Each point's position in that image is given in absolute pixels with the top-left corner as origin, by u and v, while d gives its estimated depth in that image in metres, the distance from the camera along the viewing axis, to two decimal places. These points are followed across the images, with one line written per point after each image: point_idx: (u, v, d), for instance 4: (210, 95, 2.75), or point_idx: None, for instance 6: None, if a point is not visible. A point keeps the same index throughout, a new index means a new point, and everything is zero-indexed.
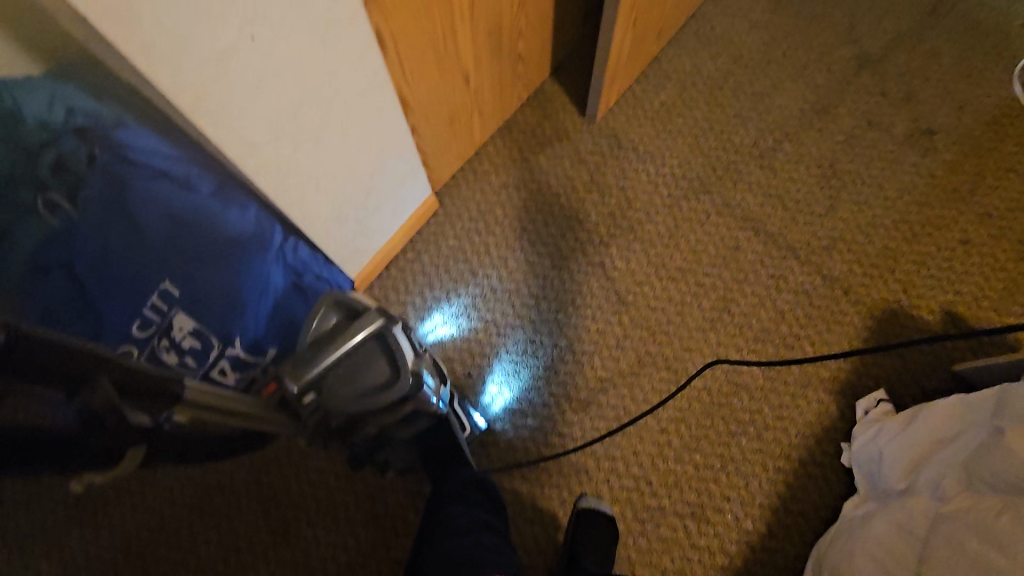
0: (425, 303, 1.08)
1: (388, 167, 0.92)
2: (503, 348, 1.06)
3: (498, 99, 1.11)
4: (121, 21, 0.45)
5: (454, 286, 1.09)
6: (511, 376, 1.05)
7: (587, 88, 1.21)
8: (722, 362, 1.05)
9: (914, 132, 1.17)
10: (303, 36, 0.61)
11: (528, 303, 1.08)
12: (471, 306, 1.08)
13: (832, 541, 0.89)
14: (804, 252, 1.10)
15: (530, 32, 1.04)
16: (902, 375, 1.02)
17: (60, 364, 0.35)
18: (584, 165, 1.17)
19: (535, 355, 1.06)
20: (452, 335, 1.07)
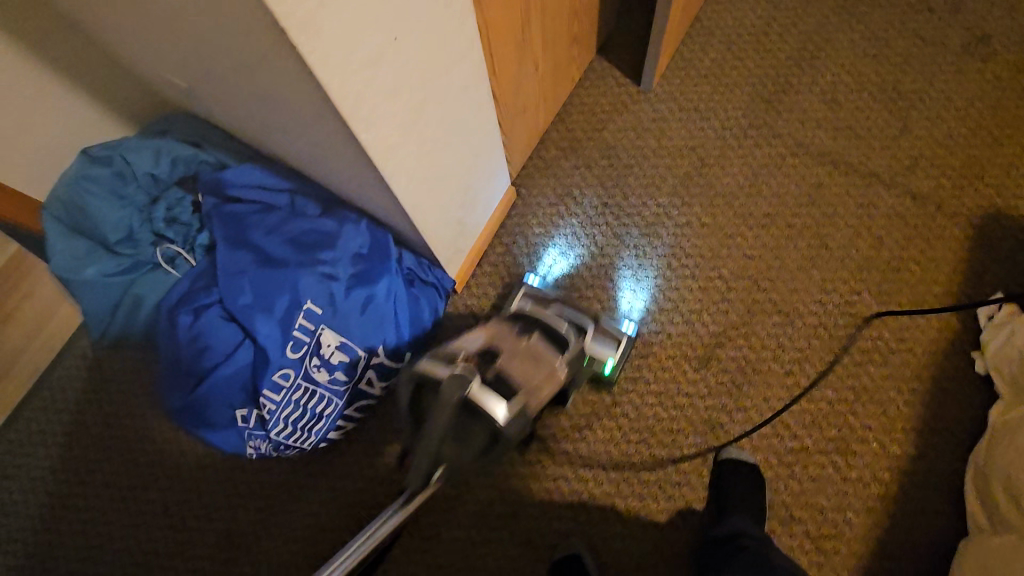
0: (534, 247, 1.12)
1: (483, 161, 0.94)
2: (618, 264, 1.10)
3: (559, 82, 1.13)
4: (310, 30, 0.47)
5: (553, 223, 1.13)
6: (634, 288, 1.08)
7: (637, 59, 1.23)
8: (810, 299, 1.05)
9: (970, 40, 1.18)
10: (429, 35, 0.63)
11: (625, 220, 1.13)
12: (575, 236, 1.12)
13: (991, 445, 0.89)
14: (886, 177, 1.11)
15: (584, 12, 1.07)
16: (1015, 276, 1.02)
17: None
18: (651, 132, 1.18)
19: (649, 262, 1.10)
20: (567, 270, 1.10)
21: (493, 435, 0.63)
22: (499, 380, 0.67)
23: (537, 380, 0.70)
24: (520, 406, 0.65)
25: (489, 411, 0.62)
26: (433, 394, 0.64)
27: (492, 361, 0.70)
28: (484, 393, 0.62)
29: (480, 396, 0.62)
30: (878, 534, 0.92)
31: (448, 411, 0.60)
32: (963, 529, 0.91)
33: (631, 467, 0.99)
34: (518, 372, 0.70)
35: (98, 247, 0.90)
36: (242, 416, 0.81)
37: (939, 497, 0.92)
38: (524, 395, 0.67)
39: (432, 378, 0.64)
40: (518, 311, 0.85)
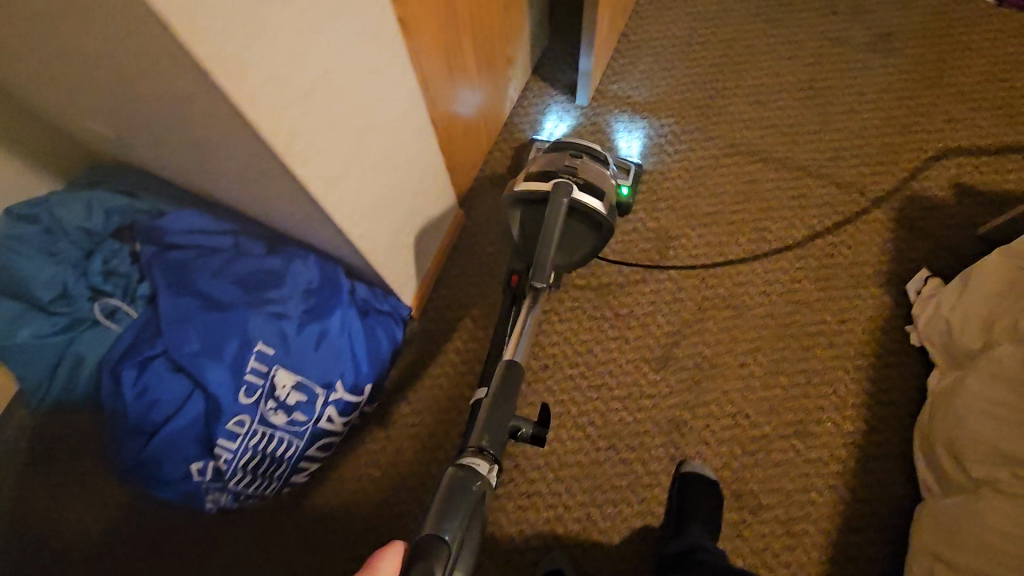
0: (534, 116, 1.24)
1: (427, 186, 0.95)
2: (611, 118, 1.23)
3: (497, 104, 1.15)
4: (234, 71, 0.47)
5: (547, 95, 1.26)
6: (628, 133, 1.22)
7: (571, 76, 1.27)
8: (756, 291, 1.09)
9: (873, 38, 1.27)
10: (360, 69, 0.64)
11: (607, 82, 1.27)
12: (568, 103, 1.25)
13: (933, 412, 0.95)
14: (813, 169, 1.17)
15: (514, 35, 1.10)
16: (937, 251, 1.09)
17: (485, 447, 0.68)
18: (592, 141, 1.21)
19: (637, 113, 1.24)
20: (568, 129, 1.22)
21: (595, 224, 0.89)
22: (588, 184, 0.88)
23: (608, 179, 0.93)
24: (609, 203, 0.89)
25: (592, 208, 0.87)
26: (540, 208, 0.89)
27: (577, 172, 0.89)
28: (583, 194, 0.87)
29: (581, 198, 0.86)
30: (842, 511, 0.95)
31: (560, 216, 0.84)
32: (919, 496, 0.95)
33: (603, 472, 1.00)
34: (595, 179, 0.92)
35: (25, 304, 0.85)
36: (198, 469, 0.78)
37: (894, 467, 0.97)
38: (609, 195, 0.90)
39: (535, 195, 0.88)
40: (559, 142, 0.99)
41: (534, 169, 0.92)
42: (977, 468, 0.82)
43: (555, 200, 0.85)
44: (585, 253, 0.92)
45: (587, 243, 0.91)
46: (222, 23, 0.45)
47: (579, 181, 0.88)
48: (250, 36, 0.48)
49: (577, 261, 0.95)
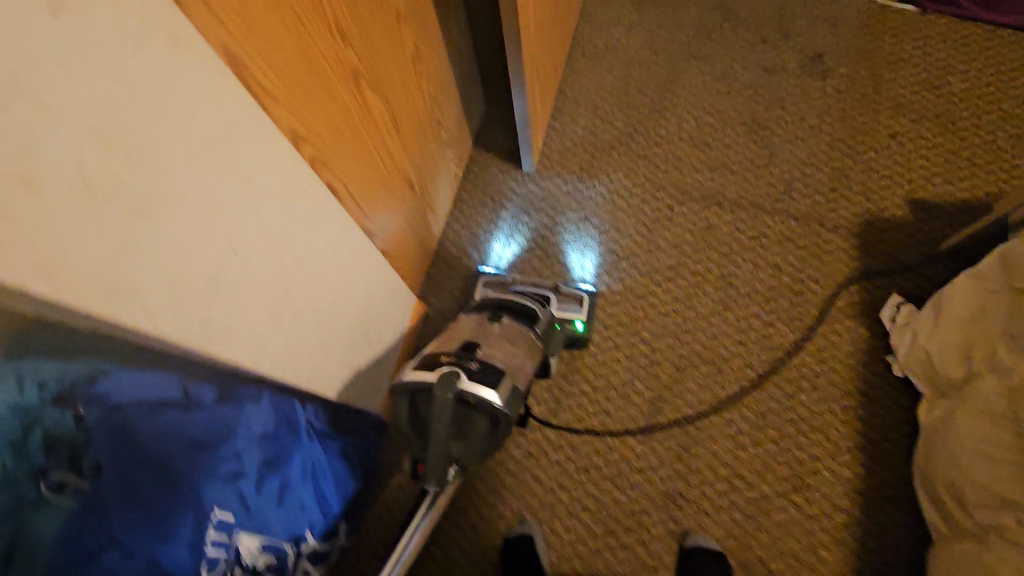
0: (483, 240, 1.18)
1: (376, 296, 0.91)
2: (563, 235, 1.17)
3: (441, 187, 1.13)
4: (119, 295, 0.44)
5: (496, 214, 1.20)
6: (582, 251, 1.15)
7: (512, 143, 1.25)
8: (730, 341, 1.07)
9: (806, 62, 1.27)
10: (277, 227, 0.61)
11: (557, 190, 1.21)
12: (518, 221, 1.19)
13: (929, 449, 0.92)
14: (768, 206, 1.16)
15: (446, 117, 1.07)
16: (904, 273, 1.08)
17: None
18: (551, 231, 1.17)
19: (589, 224, 1.18)
20: (518, 254, 1.16)
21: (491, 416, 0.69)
22: (484, 371, 0.71)
23: (518, 362, 0.78)
24: (509, 389, 0.71)
25: (486, 399, 0.68)
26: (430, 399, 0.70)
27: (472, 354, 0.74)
28: (474, 385, 0.68)
29: (471, 390, 0.68)
30: (854, 565, 0.92)
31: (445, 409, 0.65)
32: (927, 536, 0.92)
33: (604, 561, 0.96)
34: (500, 356, 0.76)
35: None
36: None
37: (897, 509, 0.94)
38: (510, 378, 0.72)
39: (421, 386, 0.70)
40: (483, 300, 0.92)
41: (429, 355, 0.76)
42: (982, 513, 0.79)
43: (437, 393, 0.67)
44: (487, 448, 0.72)
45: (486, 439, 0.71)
46: (94, 258, 0.41)
47: (472, 369, 0.71)
48: (130, 254, 0.44)
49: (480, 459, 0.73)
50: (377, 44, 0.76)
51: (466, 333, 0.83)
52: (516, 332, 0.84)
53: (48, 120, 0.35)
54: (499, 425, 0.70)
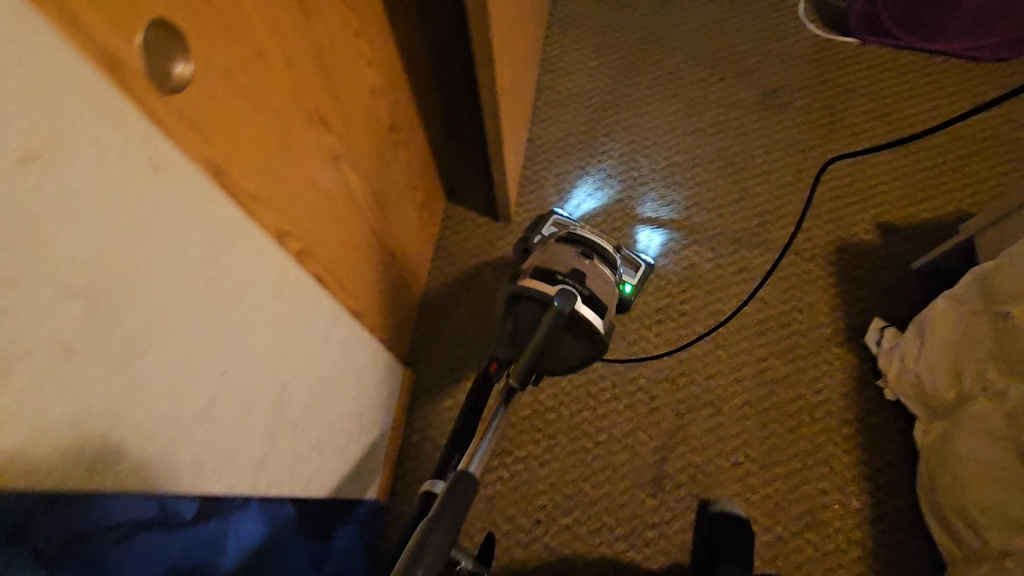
0: (564, 188, 1.24)
1: (369, 376, 0.86)
2: (640, 200, 1.22)
3: (422, 249, 1.10)
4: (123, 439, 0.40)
5: (583, 167, 1.26)
6: (655, 224, 1.20)
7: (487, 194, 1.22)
8: (726, 380, 1.06)
9: (762, 96, 1.31)
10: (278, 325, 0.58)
11: (643, 151, 1.27)
12: (601, 177, 1.25)
13: (931, 472, 0.93)
14: (746, 240, 1.18)
15: (422, 178, 1.04)
16: (882, 297, 1.11)
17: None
18: (628, 196, 1.22)
19: (667, 195, 1.22)
20: (595, 207, 1.21)
21: (590, 340, 0.75)
22: (591, 297, 0.78)
23: (608, 299, 0.82)
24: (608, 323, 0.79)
25: (592, 323, 0.75)
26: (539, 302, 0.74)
27: (583, 280, 0.79)
28: (586, 305, 0.75)
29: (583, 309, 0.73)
30: None
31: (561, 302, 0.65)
32: (940, 561, 0.93)
33: None
34: (597, 291, 0.81)
35: None
36: None
37: (908, 537, 0.95)
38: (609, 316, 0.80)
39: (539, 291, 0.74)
40: (571, 233, 0.93)
41: (537, 266, 0.81)
42: (994, 536, 0.80)
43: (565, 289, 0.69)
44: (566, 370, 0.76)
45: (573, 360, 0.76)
46: (96, 408, 0.37)
47: (582, 291, 0.78)
48: (116, 413, 0.39)
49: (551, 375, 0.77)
50: (358, 126, 0.74)
51: (566, 254, 0.85)
52: (605, 276, 0.86)
53: (17, 290, 0.31)
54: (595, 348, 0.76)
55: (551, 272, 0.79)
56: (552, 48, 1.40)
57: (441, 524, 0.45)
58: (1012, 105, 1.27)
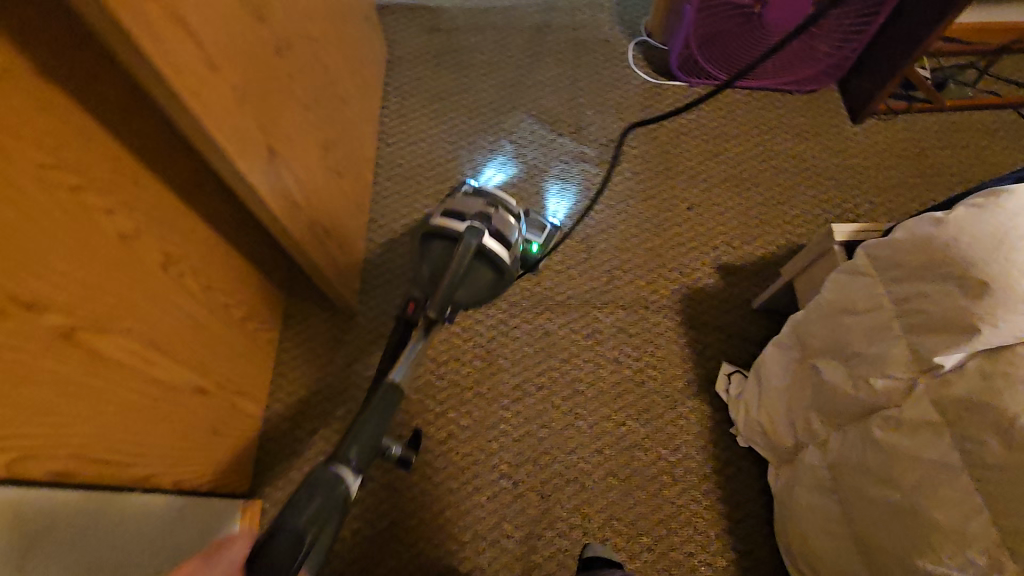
0: (477, 160, 1.32)
1: (173, 538, 0.79)
2: (551, 169, 1.31)
3: (246, 363, 1.02)
4: None
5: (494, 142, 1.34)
6: (563, 192, 1.28)
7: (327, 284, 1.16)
8: (587, 451, 1.05)
9: (600, 149, 1.33)
10: (67, 421, 0.61)
11: (544, 127, 1.35)
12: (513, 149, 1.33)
13: (781, 521, 0.94)
14: (597, 298, 1.17)
15: (241, 295, 0.98)
16: (728, 341, 1.13)
17: (364, 450, 0.61)
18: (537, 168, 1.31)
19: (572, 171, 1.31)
20: (505, 179, 1.30)
21: (495, 271, 0.85)
22: (495, 234, 0.85)
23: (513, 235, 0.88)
24: (512, 255, 0.87)
25: (497, 257, 0.84)
26: (448, 245, 0.83)
27: (488, 219, 0.86)
28: (492, 240, 0.84)
29: (488, 246, 0.82)
30: None
31: (467, 253, 0.78)
32: None
33: None
34: (503, 228, 0.87)
35: None
36: None
37: None
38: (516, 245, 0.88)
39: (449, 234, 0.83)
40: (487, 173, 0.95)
41: (449, 207, 0.88)
42: None
43: (465, 240, 0.79)
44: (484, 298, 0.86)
45: (487, 290, 0.86)
46: None
47: (489, 227, 0.85)
48: None
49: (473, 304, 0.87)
50: (109, 285, 0.67)
51: (470, 199, 0.89)
52: (513, 213, 0.90)
53: None
54: (500, 277, 0.86)
55: (460, 215, 0.86)
56: (390, 119, 1.36)
57: (372, 417, 0.64)
58: (826, 132, 1.34)
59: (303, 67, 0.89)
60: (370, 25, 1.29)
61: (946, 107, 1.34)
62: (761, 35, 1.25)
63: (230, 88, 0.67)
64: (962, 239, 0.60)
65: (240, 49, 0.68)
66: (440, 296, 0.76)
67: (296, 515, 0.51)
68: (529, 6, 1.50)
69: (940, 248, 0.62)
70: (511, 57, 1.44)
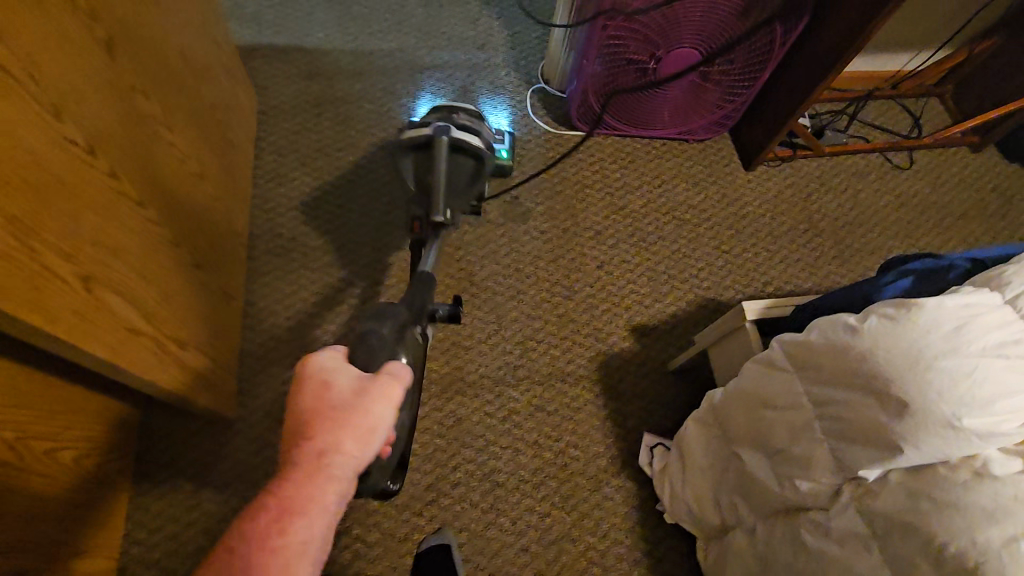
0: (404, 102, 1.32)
1: None
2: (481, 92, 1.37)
3: (88, 511, 0.83)
4: None
5: None
6: (498, 110, 1.36)
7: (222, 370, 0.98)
8: (510, 553, 0.96)
9: (504, 206, 1.25)
10: None
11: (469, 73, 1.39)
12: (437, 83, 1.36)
13: None
14: (511, 374, 1.09)
15: (72, 435, 0.79)
16: (647, 409, 1.09)
17: (413, 305, 0.71)
18: None
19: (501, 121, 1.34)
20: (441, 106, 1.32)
21: (472, 159, 0.86)
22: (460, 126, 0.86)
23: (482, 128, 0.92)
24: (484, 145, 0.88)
25: (469, 142, 0.84)
26: (424, 156, 0.84)
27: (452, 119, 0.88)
28: (460, 131, 0.85)
29: (457, 134, 0.84)
30: None
31: (443, 152, 0.81)
32: None
33: None
34: (463, 123, 0.88)
35: None
36: None
37: None
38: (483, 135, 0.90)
39: (418, 139, 0.84)
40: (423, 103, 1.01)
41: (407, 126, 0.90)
42: None
43: (437, 137, 0.82)
44: (476, 190, 0.87)
45: (476, 181, 0.88)
46: None
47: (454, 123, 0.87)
48: None
49: (469, 204, 0.88)
50: None
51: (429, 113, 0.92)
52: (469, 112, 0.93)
53: None
54: (480, 164, 0.87)
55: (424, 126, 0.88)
56: (265, 181, 1.20)
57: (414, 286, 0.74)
58: (722, 180, 1.36)
59: (138, 154, 0.71)
60: (233, 76, 1.12)
61: (824, 154, 1.40)
62: (655, 85, 1.21)
63: (8, 222, 0.49)
64: (878, 352, 0.58)
65: (20, 161, 0.51)
66: (439, 198, 0.80)
67: (375, 329, 0.60)
68: (417, 48, 1.40)
69: (856, 360, 0.59)
70: (400, 105, 1.32)
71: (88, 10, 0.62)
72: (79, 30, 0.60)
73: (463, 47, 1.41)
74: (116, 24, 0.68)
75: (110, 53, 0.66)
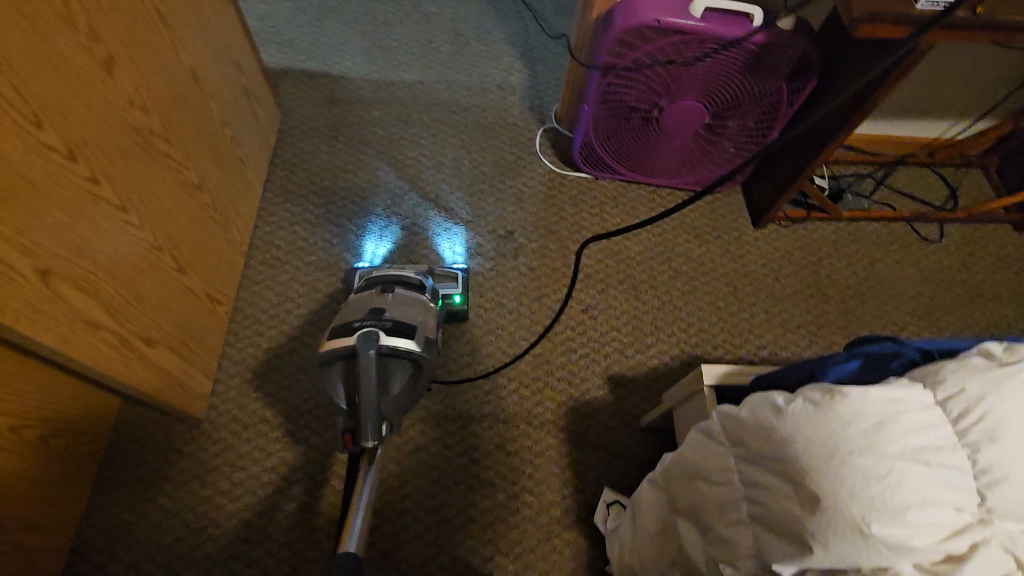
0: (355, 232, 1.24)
1: None
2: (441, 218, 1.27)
3: (49, 490, 0.88)
4: None
5: (439, 156, 1.35)
6: (454, 239, 1.25)
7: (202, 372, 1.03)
8: None
9: (497, 241, 1.26)
10: None
11: (482, 109, 1.42)
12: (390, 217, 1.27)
13: None
14: (475, 410, 1.08)
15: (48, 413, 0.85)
16: (611, 463, 1.05)
17: None
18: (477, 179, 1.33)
19: (506, 159, 1.37)
20: (390, 249, 1.23)
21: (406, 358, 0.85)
22: (392, 326, 0.86)
23: (421, 317, 0.92)
24: (420, 336, 0.87)
25: (400, 346, 0.84)
26: (350, 363, 0.85)
27: (381, 315, 0.88)
28: (392, 336, 0.85)
29: (385, 340, 0.83)
30: None
31: (369, 365, 0.80)
32: None
33: None
34: (398, 315, 0.89)
35: None
36: None
37: None
38: (422, 329, 0.89)
39: (343, 351, 0.84)
40: (372, 278, 1.03)
41: (337, 326, 0.88)
42: None
43: (364, 352, 0.81)
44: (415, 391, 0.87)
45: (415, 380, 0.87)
46: None
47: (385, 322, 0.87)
48: None
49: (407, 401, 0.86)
50: None
51: (364, 305, 0.92)
52: (409, 301, 0.94)
53: None
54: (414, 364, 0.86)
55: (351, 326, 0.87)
56: (273, 196, 1.26)
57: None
58: (728, 235, 1.31)
59: (126, 161, 0.77)
60: (253, 97, 1.20)
61: (841, 219, 1.33)
62: (659, 135, 1.20)
63: None
64: (798, 438, 0.54)
65: None
66: (368, 417, 0.81)
67: None
68: (437, 82, 1.45)
69: (778, 442, 0.55)
70: (411, 136, 1.37)
71: (89, 31, 0.69)
72: (76, 49, 0.67)
73: (480, 84, 1.46)
74: (120, 46, 0.75)
75: (109, 72, 0.73)
